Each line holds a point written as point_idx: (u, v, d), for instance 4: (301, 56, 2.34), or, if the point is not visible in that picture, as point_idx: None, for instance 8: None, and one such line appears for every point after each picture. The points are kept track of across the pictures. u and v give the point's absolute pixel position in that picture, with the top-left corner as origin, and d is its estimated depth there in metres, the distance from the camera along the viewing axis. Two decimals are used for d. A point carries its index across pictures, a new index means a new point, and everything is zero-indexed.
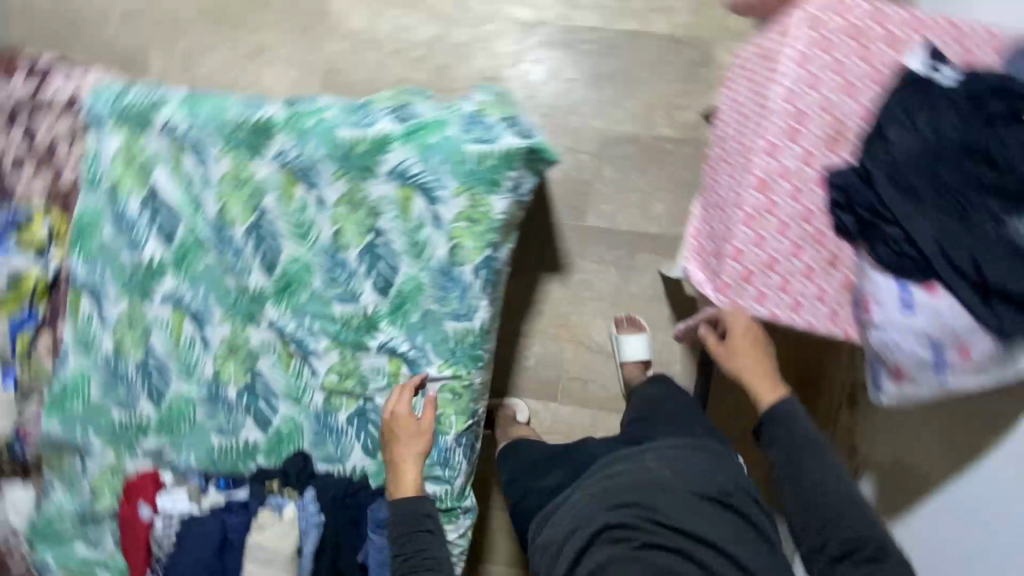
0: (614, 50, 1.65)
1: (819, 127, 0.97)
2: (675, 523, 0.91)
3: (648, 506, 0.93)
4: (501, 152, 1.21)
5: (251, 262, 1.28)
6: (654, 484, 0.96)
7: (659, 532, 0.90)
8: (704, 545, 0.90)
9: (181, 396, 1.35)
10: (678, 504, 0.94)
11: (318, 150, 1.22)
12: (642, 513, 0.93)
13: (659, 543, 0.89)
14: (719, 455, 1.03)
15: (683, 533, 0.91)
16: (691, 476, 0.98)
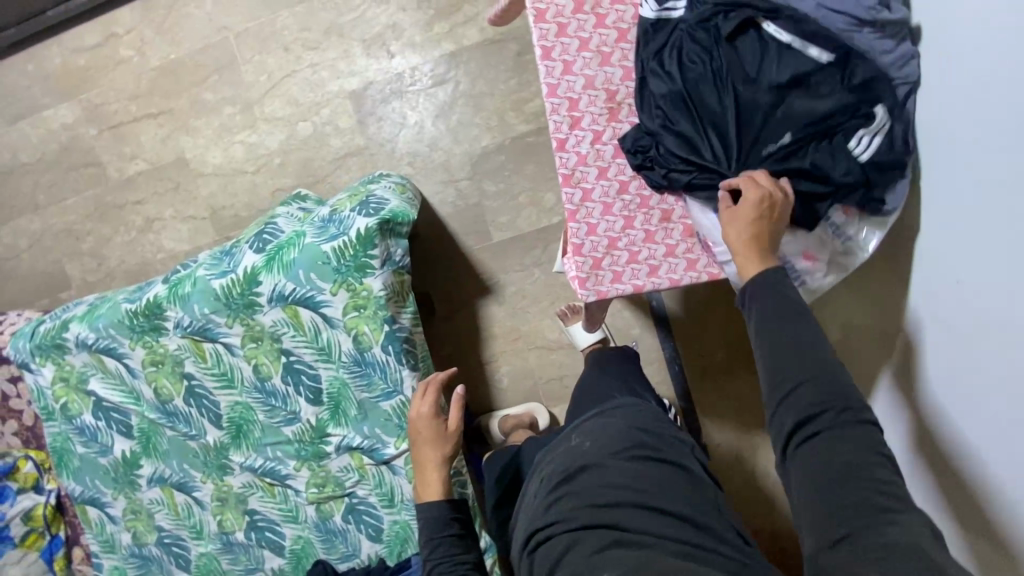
0: (439, 82, 1.70)
1: (590, 106, 1.00)
2: (608, 494, 0.92)
3: (581, 487, 0.95)
4: (353, 238, 1.27)
5: (199, 417, 1.40)
6: (581, 464, 0.98)
7: (597, 509, 0.91)
8: (641, 507, 0.90)
9: (203, 555, 1.46)
10: (609, 476, 0.95)
11: (207, 309, 1.32)
12: (577, 497, 0.94)
13: (597, 519, 0.90)
14: (640, 419, 1.05)
15: (620, 501, 0.91)
16: (616, 444, 0.99)
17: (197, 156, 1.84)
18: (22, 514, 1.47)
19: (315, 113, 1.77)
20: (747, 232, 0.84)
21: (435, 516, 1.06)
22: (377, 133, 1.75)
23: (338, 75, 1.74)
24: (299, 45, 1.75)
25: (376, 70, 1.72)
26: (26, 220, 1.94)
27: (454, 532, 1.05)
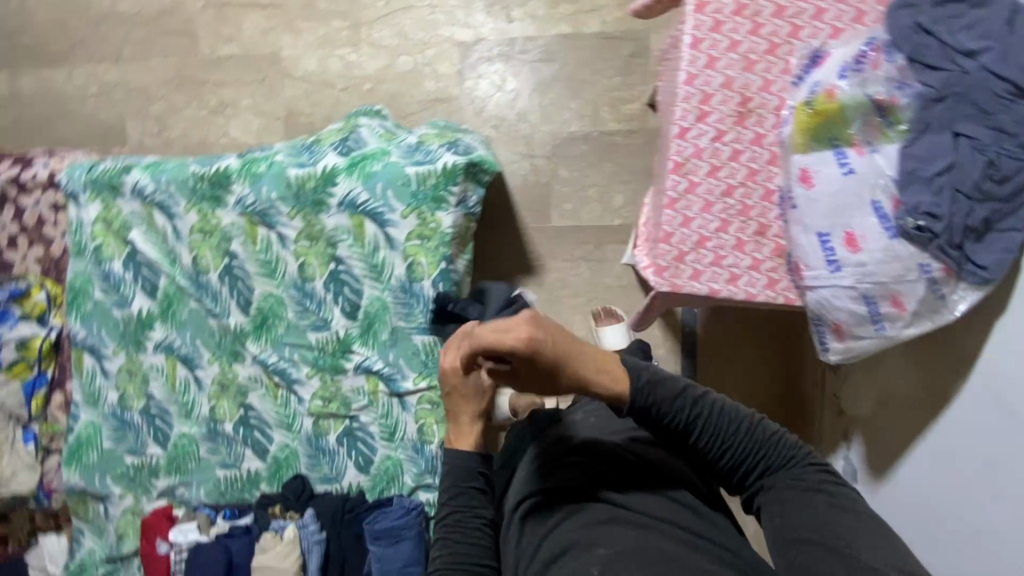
0: (546, 58, 1.71)
1: (722, 104, 1.01)
2: (594, 484, 0.99)
3: (567, 476, 1.02)
4: (438, 169, 1.27)
5: (226, 294, 1.37)
6: (567, 453, 1.06)
7: (584, 498, 0.98)
8: (627, 499, 0.96)
9: (183, 436, 1.43)
10: (596, 468, 1.02)
11: (274, 194, 1.31)
12: (564, 485, 1.01)
13: (582, 507, 0.96)
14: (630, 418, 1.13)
15: (606, 494, 0.98)
16: (602, 439, 1.07)
17: (293, 54, 1.84)
18: (18, 342, 1.43)
19: (420, 51, 1.78)
20: (531, 378, 0.91)
21: (465, 470, 1.00)
22: (473, 88, 1.75)
23: (454, 22, 1.76)
24: None
25: (492, 28, 1.73)
26: (104, 67, 1.93)
27: (480, 486, 1.00)
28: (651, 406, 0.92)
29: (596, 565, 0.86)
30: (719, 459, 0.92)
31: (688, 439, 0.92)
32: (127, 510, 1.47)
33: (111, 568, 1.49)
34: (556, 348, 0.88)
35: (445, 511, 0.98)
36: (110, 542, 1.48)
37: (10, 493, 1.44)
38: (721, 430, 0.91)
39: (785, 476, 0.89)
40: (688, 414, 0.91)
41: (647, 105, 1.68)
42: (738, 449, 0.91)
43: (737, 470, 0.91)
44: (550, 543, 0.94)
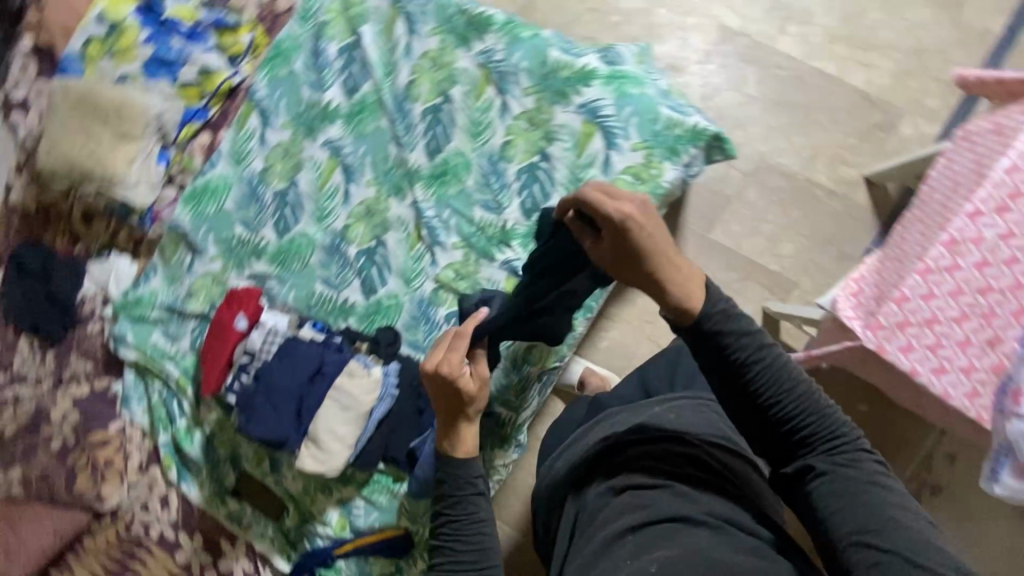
0: (792, 84, 1.68)
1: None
2: (653, 480, 0.93)
3: (619, 467, 0.98)
4: (690, 125, 1.21)
5: (429, 129, 1.32)
6: (622, 441, 1.00)
7: (637, 494, 0.92)
8: (685, 501, 0.89)
9: (302, 235, 1.39)
10: (654, 459, 0.96)
11: (524, 63, 1.26)
12: (615, 479, 0.96)
13: (636, 500, 0.91)
14: (699, 414, 1.04)
15: (663, 491, 0.91)
16: (661, 428, 1.00)
17: None
18: (203, 68, 1.42)
19: (684, 10, 1.71)
20: (612, 257, 0.88)
21: (466, 482, 0.93)
22: (714, 73, 1.69)
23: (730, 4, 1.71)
24: None
25: (761, 30, 1.69)
26: None
27: (480, 491, 0.94)
28: (716, 348, 0.84)
29: (650, 563, 0.79)
30: (765, 425, 0.85)
31: (741, 394, 0.84)
32: (210, 273, 1.43)
33: (169, 319, 1.46)
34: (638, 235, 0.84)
35: (449, 506, 0.93)
36: (177, 293, 1.45)
37: (122, 201, 1.41)
38: (779, 396, 0.83)
39: (839, 459, 0.81)
40: (746, 363, 0.83)
41: (860, 177, 1.65)
42: (791, 416, 0.83)
43: (788, 441, 0.84)
44: (598, 537, 0.89)
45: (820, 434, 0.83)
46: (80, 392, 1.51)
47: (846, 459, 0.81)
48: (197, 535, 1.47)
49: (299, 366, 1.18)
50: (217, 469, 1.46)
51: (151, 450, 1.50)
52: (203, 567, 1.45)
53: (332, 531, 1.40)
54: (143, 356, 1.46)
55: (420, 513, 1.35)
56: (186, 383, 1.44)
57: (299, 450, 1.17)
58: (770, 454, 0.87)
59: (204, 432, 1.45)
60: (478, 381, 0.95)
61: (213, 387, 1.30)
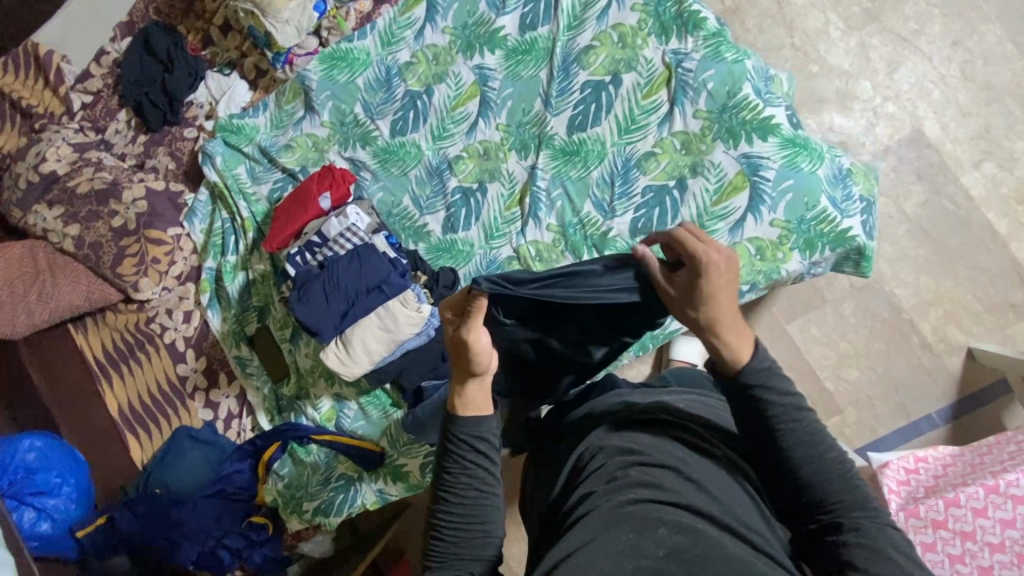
0: (951, 221, 1.54)
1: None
2: (661, 457, 0.66)
3: (619, 428, 0.72)
4: (842, 228, 1.11)
5: (581, 101, 1.25)
6: (626, 411, 0.76)
7: (640, 467, 0.65)
8: (702, 492, 0.62)
9: (413, 144, 1.36)
10: (662, 443, 0.69)
11: (711, 83, 1.16)
12: (612, 438, 0.71)
13: (643, 474, 0.64)
14: (711, 410, 0.78)
15: (672, 472, 0.65)
16: (672, 411, 0.75)
17: None
18: None
19: (888, 94, 1.57)
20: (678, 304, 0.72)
21: (462, 438, 0.75)
22: (882, 172, 1.56)
23: (939, 112, 1.55)
24: (962, 58, 1.55)
25: (955, 154, 1.54)
26: None
27: (483, 448, 0.75)
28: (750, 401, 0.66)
29: (658, 546, 0.55)
30: (782, 482, 0.64)
31: (763, 439, 0.65)
32: (313, 136, 1.42)
33: (259, 161, 1.47)
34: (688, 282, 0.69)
35: (446, 472, 0.75)
36: (276, 140, 1.46)
37: (268, 30, 1.40)
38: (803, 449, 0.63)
39: (872, 520, 0.60)
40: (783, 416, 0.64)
41: (965, 346, 1.53)
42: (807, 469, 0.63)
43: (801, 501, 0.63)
44: (598, 501, 0.63)
45: (817, 447, 0.63)
46: (153, 185, 1.53)
47: (852, 488, 0.62)
48: (202, 359, 1.53)
49: (362, 274, 1.18)
50: (242, 314, 1.51)
51: (195, 268, 1.56)
52: (195, 388, 1.52)
53: (317, 418, 1.45)
54: (220, 182, 1.48)
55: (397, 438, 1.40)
56: (249, 226, 1.46)
57: (329, 346, 1.19)
58: (780, 505, 0.66)
59: (247, 276, 1.49)
60: (462, 344, 0.73)
61: (275, 247, 1.30)
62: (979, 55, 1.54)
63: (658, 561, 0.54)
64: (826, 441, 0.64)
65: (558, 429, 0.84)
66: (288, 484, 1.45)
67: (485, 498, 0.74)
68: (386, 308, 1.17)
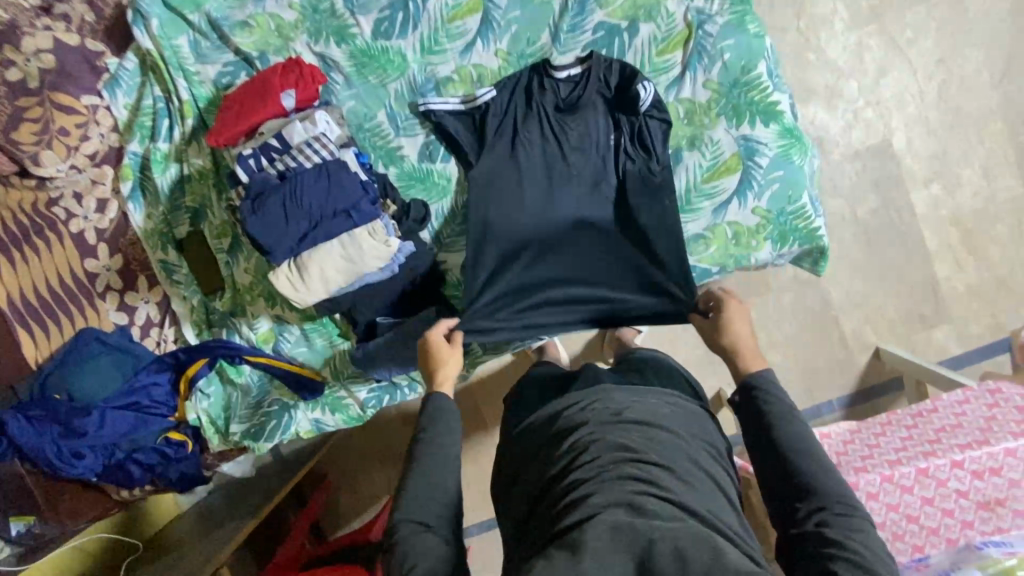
0: (892, 231, 1.66)
1: (992, 456, 1.05)
2: (655, 457, 0.70)
3: (611, 418, 0.75)
4: (814, 226, 1.16)
5: (592, 44, 1.16)
6: (619, 407, 0.77)
7: (636, 463, 0.69)
8: (690, 489, 0.67)
9: (398, 52, 1.20)
10: (650, 437, 0.73)
11: (729, 55, 1.11)
12: (610, 431, 0.73)
13: (638, 464, 0.69)
14: (692, 415, 0.80)
15: (668, 471, 0.68)
16: (664, 415, 0.76)
17: None
18: None
19: (870, 99, 1.61)
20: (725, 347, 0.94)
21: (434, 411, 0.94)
22: (846, 175, 1.64)
23: (910, 126, 1.62)
24: (942, 76, 1.61)
25: (911, 169, 1.63)
26: None
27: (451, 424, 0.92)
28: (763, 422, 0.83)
29: (654, 532, 0.60)
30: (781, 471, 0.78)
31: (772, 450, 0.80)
32: (277, 18, 1.21)
33: (207, 35, 1.24)
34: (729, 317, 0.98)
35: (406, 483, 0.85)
36: (230, 12, 1.23)
37: None
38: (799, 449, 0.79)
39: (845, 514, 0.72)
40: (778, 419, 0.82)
41: (875, 345, 1.71)
42: (800, 456, 0.78)
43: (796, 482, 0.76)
44: (600, 487, 0.66)
45: (808, 458, 0.78)
46: (64, 37, 1.25)
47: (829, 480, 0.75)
48: (118, 256, 1.34)
49: (314, 205, 1.04)
50: (172, 214, 1.32)
51: (115, 149, 1.32)
52: (107, 288, 1.34)
53: (253, 338, 1.34)
54: (155, 50, 1.24)
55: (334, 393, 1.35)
56: (188, 112, 1.25)
57: (279, 266, 1.06)
58: (773, 484, 0.78)
59: (182, 171, 1.29)
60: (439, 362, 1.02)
61: (220, 143, 1.13)
62: (958, 78, 1.61)
63: (653, 544, 0.59)
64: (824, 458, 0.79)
65: (540, 411, 0.82)
66: (216, 404, 1.34)
67: (439, 493, 0.85)
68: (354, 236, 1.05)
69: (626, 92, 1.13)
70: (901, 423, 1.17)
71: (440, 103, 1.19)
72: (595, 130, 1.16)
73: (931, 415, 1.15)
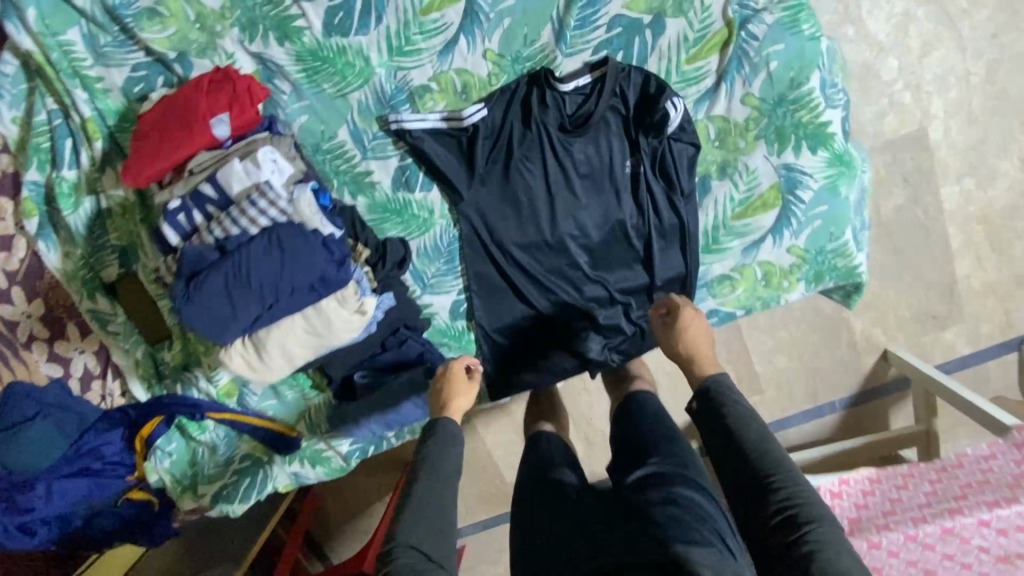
0: (916, 231, 1.52)
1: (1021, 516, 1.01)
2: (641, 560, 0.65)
3: (593, 519, 0.72)
4: (854, 265, 1.02)
5: (607, 45, 0.92)
6: (591, 514, 0.73)
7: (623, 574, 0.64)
8: None
9: (358, 53, 0.94)
10: (633, 539, 0.68)
11: (776, 63, 0.89)
12: (588, 544, 0.69)
13: (639, 557, 0.65)
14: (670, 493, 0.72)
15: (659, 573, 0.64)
16: (642, 499, 0.72)
17: None
18: None
19: (910, 82, 1.40)
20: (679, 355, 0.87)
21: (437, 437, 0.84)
22: (874, 169, 1.46)
23: (949, 113, 1.43)
24: (994, 54, 1.40)
25: (945, 162, 1.47)
26: None
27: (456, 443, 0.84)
28: (724, 426, 0.74)
29: None
30: (751, 482, 0.68)
31: (734, 459, 0.71)
32: (197, 5, 0.93)
33: (106, 28, 0.95)
34: (687, 319, 0.89)
35: (404, 509, 0.74)
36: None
37: None
38: (763, 451, 0.70)
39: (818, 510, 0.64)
40: (730, 417, 0.74)
41: (884, 347, 1.64)
42: (765, 461, 0.68)
43: (765, 495, 0.66)
44: None
45: (761, 450, 0.70)
46: None
47: (790, 480, 0.66)
48: (38, 303, 1.12)
49: (270, 284, 0.82)
50: (94, 254, 1.08)
51: (10, 173, 1.06)
52: (30, 340, 1.13)
53: (213, 392, 1.17)
54: (37, 49, 0.95)
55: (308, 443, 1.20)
56: (94, 132, 0.99)
57: (234, 346, 0.87)
58: (743, 497, 0.68)
59: (99, 204, 1.05)
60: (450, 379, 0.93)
61: (139, 181, 0.89)
62: (1009, 55, 1.40)
63: None
64: (790, 461, 0.69)
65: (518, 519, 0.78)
66: (179, 463, 1.20)
67: (445, 518, 0.74)
68: (323, 312, 0.86)
69: (641, 108, 0.94)
70: (925, 477, 1.15)
71: (416, 121, 0.96)
72: (605, 152, 0.97)
73: (954, 468, 1.13)
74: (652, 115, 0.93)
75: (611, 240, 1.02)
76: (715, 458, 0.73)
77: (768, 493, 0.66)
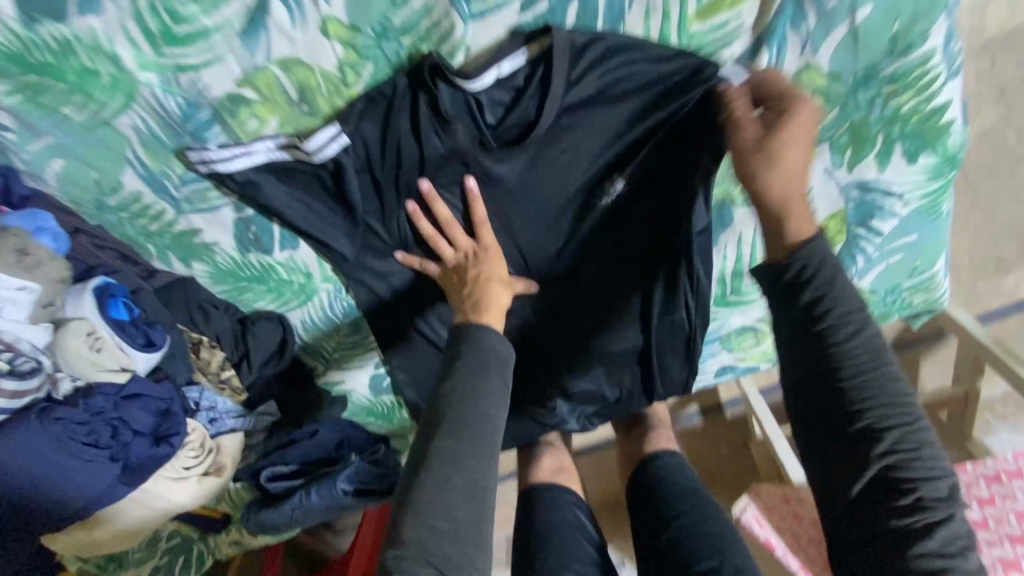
0: None
1: None
2: None
3: None
4: (938, 299, 0.70)
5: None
6: None
7: None
8: None
9: (97, 52, 0.51)
10: None
11: (870, 8, 0.49)
12: None
13: None
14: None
15: None
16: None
17: None
18: None
19: None
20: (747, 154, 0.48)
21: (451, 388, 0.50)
22: None
23: None
24: None
25: None
26: None
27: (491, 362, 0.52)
28: (808, 332, 0.45)
29: None
30: (830, 409, 0.44)
31: (815, 384, 0.45)
32: None
33: None
34: (782, 120, 0.48)
35: (411, 490, 0.46)
36: None
37: None
38: (855, 347, 0.44)
39: (924, 468, 0.42)
40: (822, 296, 0.44)
41: None
42: (863, 392, 0.43)
43: (850, 436, 0.43)
44: None
45: (870, 363, 0.44)
46: None
47: (902, 419, 0.43)
48: None
49: (36, 499, 0.54)
50: None
51: None
52: None
53: None
54: None
55: (175, 544, 0.83)
56: None
57: (57, 536, 0.63)
58: (814, 442, 0.45)
59: None
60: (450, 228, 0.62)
61: None
62: None
63: None
64: (890, 361, 0.44)
65: None
66: None
67: (479, 497, 0.47)
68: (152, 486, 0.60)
69: (621, 105, 0.57)
70: (973, 494, 0.80)
71: (237, 158, 0.57)
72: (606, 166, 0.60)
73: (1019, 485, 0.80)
74: (646, 112, 0.57)
75: (584, 290, 0.69)
76: (782, 368, 0.47)
77: (855, 443, 0.43)
